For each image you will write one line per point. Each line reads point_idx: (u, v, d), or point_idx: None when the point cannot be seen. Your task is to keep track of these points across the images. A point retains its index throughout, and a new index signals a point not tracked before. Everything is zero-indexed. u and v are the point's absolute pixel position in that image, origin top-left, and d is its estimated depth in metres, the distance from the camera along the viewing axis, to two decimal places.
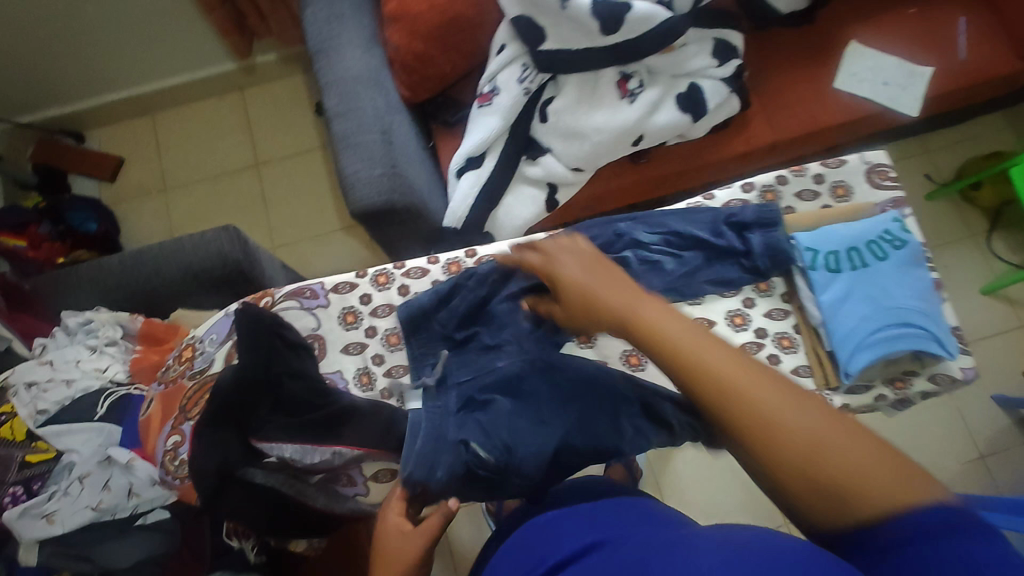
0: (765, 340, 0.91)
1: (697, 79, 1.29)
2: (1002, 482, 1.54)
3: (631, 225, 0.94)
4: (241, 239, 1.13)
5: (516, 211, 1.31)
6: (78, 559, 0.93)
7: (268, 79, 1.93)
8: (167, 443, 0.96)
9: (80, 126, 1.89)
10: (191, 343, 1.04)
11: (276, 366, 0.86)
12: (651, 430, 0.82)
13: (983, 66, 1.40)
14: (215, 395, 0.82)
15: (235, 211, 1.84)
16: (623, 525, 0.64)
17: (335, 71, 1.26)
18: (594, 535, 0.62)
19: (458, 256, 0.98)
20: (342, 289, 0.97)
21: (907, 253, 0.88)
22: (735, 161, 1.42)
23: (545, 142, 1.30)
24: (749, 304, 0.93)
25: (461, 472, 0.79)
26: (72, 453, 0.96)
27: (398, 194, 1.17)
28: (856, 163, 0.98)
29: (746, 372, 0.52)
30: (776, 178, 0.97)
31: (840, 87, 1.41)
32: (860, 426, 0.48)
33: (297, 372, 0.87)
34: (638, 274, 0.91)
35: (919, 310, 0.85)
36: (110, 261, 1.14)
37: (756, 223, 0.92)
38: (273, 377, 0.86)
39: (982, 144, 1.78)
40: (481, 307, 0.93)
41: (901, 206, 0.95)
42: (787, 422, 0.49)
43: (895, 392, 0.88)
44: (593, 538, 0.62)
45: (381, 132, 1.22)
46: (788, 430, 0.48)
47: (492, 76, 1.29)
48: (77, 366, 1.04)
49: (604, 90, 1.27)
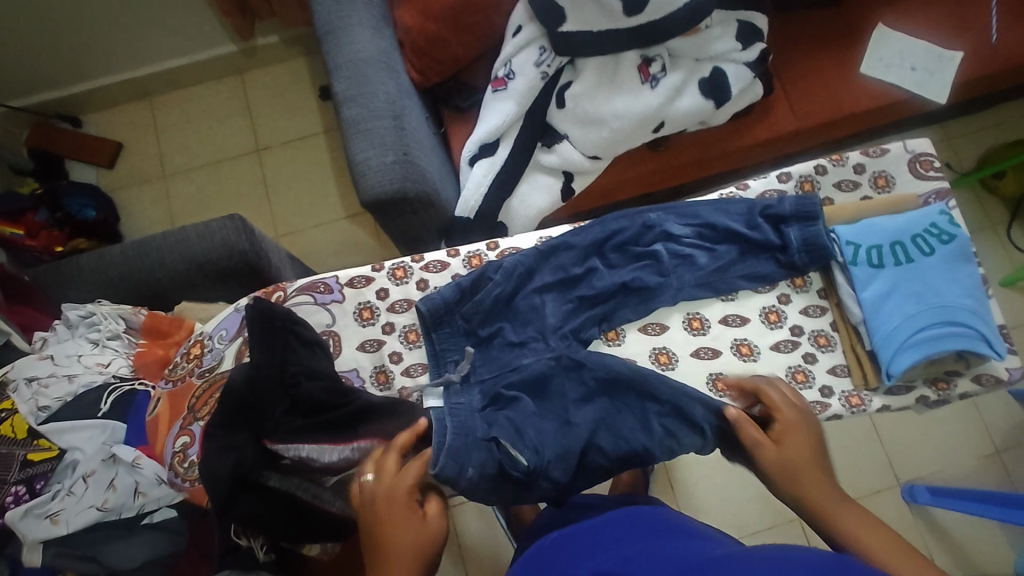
0: (801, 339, 0.88)
1: (721, 63, 1.24)
2: (1018, 477, 1.52)
3: (660, 218, 0.90)
4: (248, 229, 1.08)
5: (531, 200, 1.27)
6: (83, 559, 0.90)
7: (270, 62, 1.87)
8: (176, 443, 0.94)
9: (77, 110, 1.83)
10: (199, 339, 1.00)
11: (291, 365, 0.82)
12: (682, 432, 0.79)
13: (1015, 50, 1.35)
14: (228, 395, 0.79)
15: (237, 199, 1.79)
16: (649, 537, 0.62)
17: (345, 53, 1.20)
18: (619, 548, 0.60)
19: (479, 249, 0.94)
20: (358, 284, 0.93)
21: (955, 248, 0.84)
22: (755, 149, 1.37)
23: (562, 128, 1.25)
24: (784, 300, 0.89)
25: (493, 471, 0.76)
26: (75, 451, 0.92)
27: (411, 183, 1.12)
28: (897, 151, 0.93)
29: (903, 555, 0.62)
30: (815, 168, 0.93)
31: (866, 72, 1.36)
32: None
33: (314, 372, 0.83)
34: (669, 269, 0.88)
35: (968, 308, 0.81)
36: (113, 251, 1.10)
37: (794, 215, 0.87)
38: (288, 378, 0.81)
39: (1005, 132, 1.73)
40: (505, 302, 0.89)
41: (945, 198, 0.92)
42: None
43: (937, 392, 0.85)
44: (618, 550, 0.59)
45: (393, 117, 1.16)
46: None
47: (508, 59, 1.23)
48: (79, 360, 1.01)
49: (625, 74, 1.21)
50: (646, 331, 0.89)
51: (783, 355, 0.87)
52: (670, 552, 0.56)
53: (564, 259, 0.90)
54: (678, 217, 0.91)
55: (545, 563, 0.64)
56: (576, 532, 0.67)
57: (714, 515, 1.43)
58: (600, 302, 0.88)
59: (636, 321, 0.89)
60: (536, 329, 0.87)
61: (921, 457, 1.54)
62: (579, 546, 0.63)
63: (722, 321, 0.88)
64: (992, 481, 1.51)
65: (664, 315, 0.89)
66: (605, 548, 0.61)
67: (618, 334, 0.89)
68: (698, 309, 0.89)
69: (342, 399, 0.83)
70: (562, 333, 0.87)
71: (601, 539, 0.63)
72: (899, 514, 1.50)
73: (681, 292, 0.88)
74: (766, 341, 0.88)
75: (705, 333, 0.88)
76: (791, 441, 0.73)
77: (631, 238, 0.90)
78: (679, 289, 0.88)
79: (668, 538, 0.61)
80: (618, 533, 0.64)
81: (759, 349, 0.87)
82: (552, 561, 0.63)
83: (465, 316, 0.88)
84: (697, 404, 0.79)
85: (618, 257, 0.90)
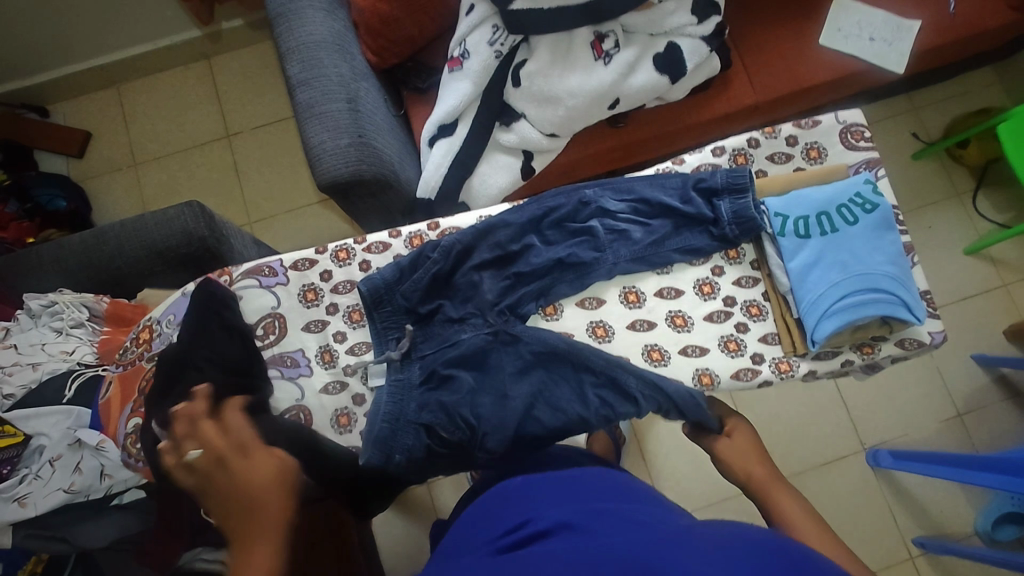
0: (733, 309, 0.91)
1: (675, 38, 1.24)
2: (979, 439, 1.55)
3: (596, 194, 0.94)
4: (206, 214, 1.09)
5: (491, 179, 1.28)
6: (54, 539, 0.93)
7: (235, 46, 1.85)
8: (127, 425, 0.95)
9: (42, 100, 1.81)
10: (149, 324, 1.01)
11: (200, 350, 0.85)
12: (617, 400, 0.84)
13: (971, 19, 1.36)
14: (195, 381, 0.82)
15: (208, 185, 1.80)
16: (599, 498, 0.64)
17: (296, 35, 1.19)
18: (567, 508, 0.61)
19: (421, 229, 0.96)
20: (302, 266, 0.95)
21: (879, 216, 0.88)
22: (715, 124, 1.38)
23: (519, 107, 1.25)
24: (718, 272, 0.93)
25: (421, 454, 0.84)
26: (42, 436, 0.95)
27: (366, 164, 1.13)
28: (829, 123, 0.98)
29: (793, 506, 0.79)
30: (748, 141, 0.97)
31: (824, 43, 1.36)
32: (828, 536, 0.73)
33: (216, 361, 0.84)
34: (605, 244, 0.91)
35: (890, 275, 0.85)
36: (73, 240, 1.10)
37: (725, 189, 0.91)
38: (192, 361, 0.84)
39: (969, 100, 1.74)
40: (447, 279, 0.92)
41: (873, 167, 0.96)
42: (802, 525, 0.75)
43: (862, 356, 0.89)
44: (568, 511, 0.60)
45: (346, 100, 1.17)
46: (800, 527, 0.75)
47: (462, 39, 1.23)
48: (43, 349, 1.04)
49: (578, 51, 1.21)
50: (583, 305, 0.92)
51: (715, 325, 0.90)
52: (629, 514, 0.59)
53: (506, 237, 0.92)
54: (613, 193, 0.94)
55: (505, 505, 0.67)
56: (543, 482, 0.70)
57: (682, 483, 1.47)
58: (540, 279, 0.91)
59: (574, 295, 0.92)
60: (478, 305, 0.90)
61: (885, 422, 1.57)
62: (545, 493, 0.66)
63: (658, 294, 0.92)
64: (954, 444, 1.55)
65: (599, 290, 0.93)
66: (572, 500, 0.64)
67: (554, 308, 0.92)
68: (634, 283, 0.93)
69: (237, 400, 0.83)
70: (500, 309, 0.90)
71: (567, 492, 0.66)
72: (862, 478, 1.54)
73: (617, 266, 0.91)
74: (700, 312, 0.91)
75: (641, 306, 0.92)
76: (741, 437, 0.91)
77: (566, 214, 0.93)
78: (613, 263, 0.91)
79: (627, 501, 0.64)
80: (582, 488, 0.67)
81: (693, 320, 0.91)
82: (514, 504, 0.66)
83: (408, 294, 0.91)
84: (629, 374, 0.84)
85: (555, 234, 0.93)
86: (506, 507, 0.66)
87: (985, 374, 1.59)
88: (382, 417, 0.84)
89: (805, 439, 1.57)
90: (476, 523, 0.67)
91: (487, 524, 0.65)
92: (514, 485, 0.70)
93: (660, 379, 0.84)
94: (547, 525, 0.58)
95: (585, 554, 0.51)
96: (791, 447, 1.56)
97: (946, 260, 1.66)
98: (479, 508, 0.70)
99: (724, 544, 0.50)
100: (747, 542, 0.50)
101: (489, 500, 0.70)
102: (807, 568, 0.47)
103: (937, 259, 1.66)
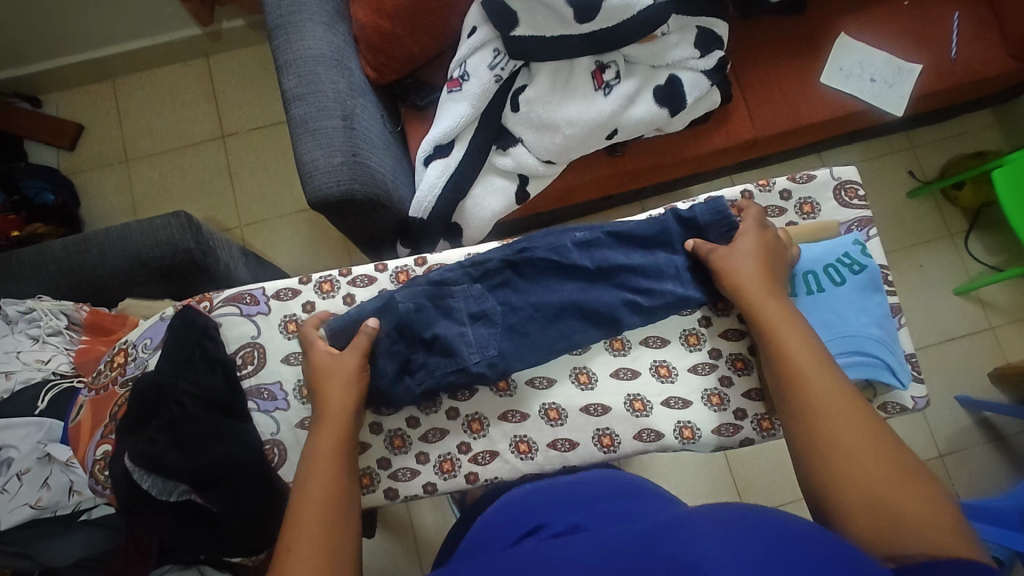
0: (718, 361, 0.94)
1: (677, 71, 1.25)
2: (959, 482, 1.55)
3: (587, 236, 0.93)
4: (193, 227, 1.07)
5: (485, 203, 1.26)
6: (18, 555, 0.93)
7: (236, 46, 1.83)
8: (97, 452, 0.92)
9: (35, 89, 1.78)
10: (123, 347, 0.98)
11: (183, 383, 0.84)
12: (582, 400, 0.91)
13: (972, 66, 1.36)
14: (175, 417, 0.81)
15: (200, 183, 1.77)
16: (601, 499, 0.70)
17: (294, 49, 1.17)
18: (580, 518, 0.65)
19: (408, 264, 0.97)
20: (284, 296, 0.95)
21: (866, 277, 0.91)
22: (713, 156, 1.38)
23: (517, 132, 1.24)
24: (705, 323, 0.95)
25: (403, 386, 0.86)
26: (10, 449, 0.93)
27: (359, 181, 1.11)
28: (824, 178, 0.99)
29: (877, 457, 0.65)
30: (741, 194, 0.98)
31: (827, 82, 1.36)
32: (928, 503, 0.61)
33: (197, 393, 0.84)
34: (596, 284, 0.91)
35: (874, 338, 0.86)
36: (54, 246, 1.08)
37: (716, 227, 0.92)
38: (172, 396, 0.83)
39: (967, 142, 1.74)
40: (436, 313, 0.89)
41: (865, 226, 0.99)
42: (889, 493, 0.62)
43: None
44: (579, 520, 0.64)
45: (342, 117, 1.15)
46: (886, 493, 0.62)
47: (463, 61, 1.22)
48: (18, 357, 1.02)
49: (579, 80, 1.21)
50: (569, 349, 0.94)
51: (699, 377, 0.93)
52: (632, 516, 0.62)
53: (496, 274, 0.91)
54: (606, 236, 0.93)
55: (517, 516, 0.71)
56: (550, 490, 0.76)
57: None
58: (527, 319, 0.90)
59: (561, 337, 0.90)
60: (463, 342, 0.88)
61: None
62: (555, 504, 0.71)
63: (643, 343, 0.94)
64: None
65: (586, 334, 0.90)
66: (580, 509, 0.68)
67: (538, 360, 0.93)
68: None
69: (216, 441, 0.82)
70: (487, 347, 0.88)
71: (576, 499, 0.71)
72: None
73: (607, 309, 0.90)
74: (684, 363, 0.94)
75: (625, 353, 0.94)
76: (742, 241, 0.87)
77: (557, 254, 0.92)
78: (605, 306, 0.90)
79: (625, 498, 0.70)
80: (589, 493, 0.73)
81: (652, 405, 0.91)
82: (526, 514, 0.70)
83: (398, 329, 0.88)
84: (620, 308, 0.90)
85: (543, 275, 0.92)
86: (516, 516, 0.71)
87: (969, 417, 1.59)
88: (367, 311, 0.88)
89: (788, 473, 1.52)
90: (494, 525, 0.71)
91: (501, 530, 0.69)
92: (524, 495, 0.75)
93: (650, 313, 0.91)
94: (560, 529, 0.63)
95: (598, 555, 0.53)
96: (772, 479, 1.51)
97: (935, 299, 1.67)
98: (494, 511, 0.75)
99: (719, 511, 0.53)
100: (741, 522, 0.50)
101: (501, 509, 0.74)
102: (793, 534, 0.49)
103: (928, 297, 1.67)
